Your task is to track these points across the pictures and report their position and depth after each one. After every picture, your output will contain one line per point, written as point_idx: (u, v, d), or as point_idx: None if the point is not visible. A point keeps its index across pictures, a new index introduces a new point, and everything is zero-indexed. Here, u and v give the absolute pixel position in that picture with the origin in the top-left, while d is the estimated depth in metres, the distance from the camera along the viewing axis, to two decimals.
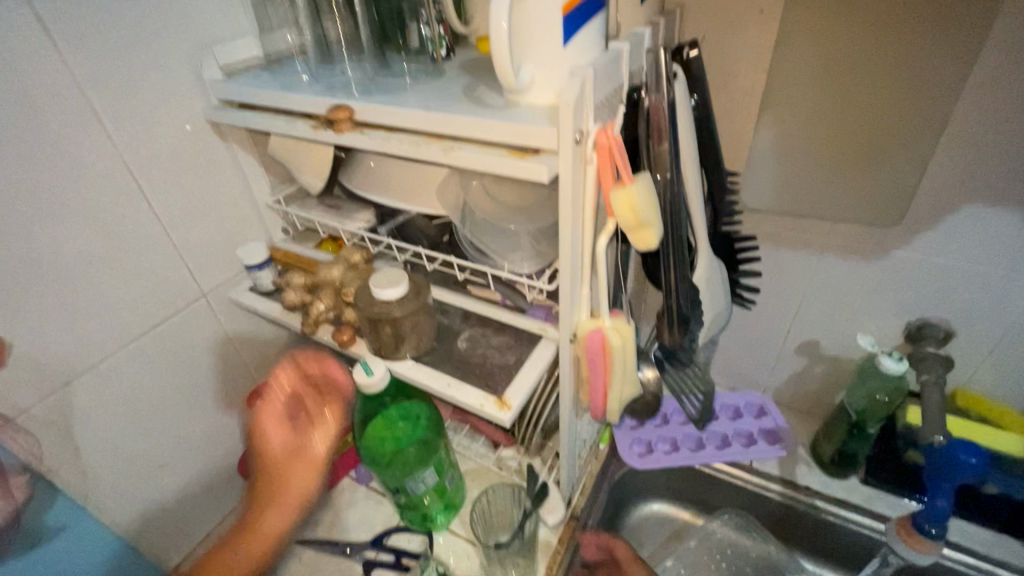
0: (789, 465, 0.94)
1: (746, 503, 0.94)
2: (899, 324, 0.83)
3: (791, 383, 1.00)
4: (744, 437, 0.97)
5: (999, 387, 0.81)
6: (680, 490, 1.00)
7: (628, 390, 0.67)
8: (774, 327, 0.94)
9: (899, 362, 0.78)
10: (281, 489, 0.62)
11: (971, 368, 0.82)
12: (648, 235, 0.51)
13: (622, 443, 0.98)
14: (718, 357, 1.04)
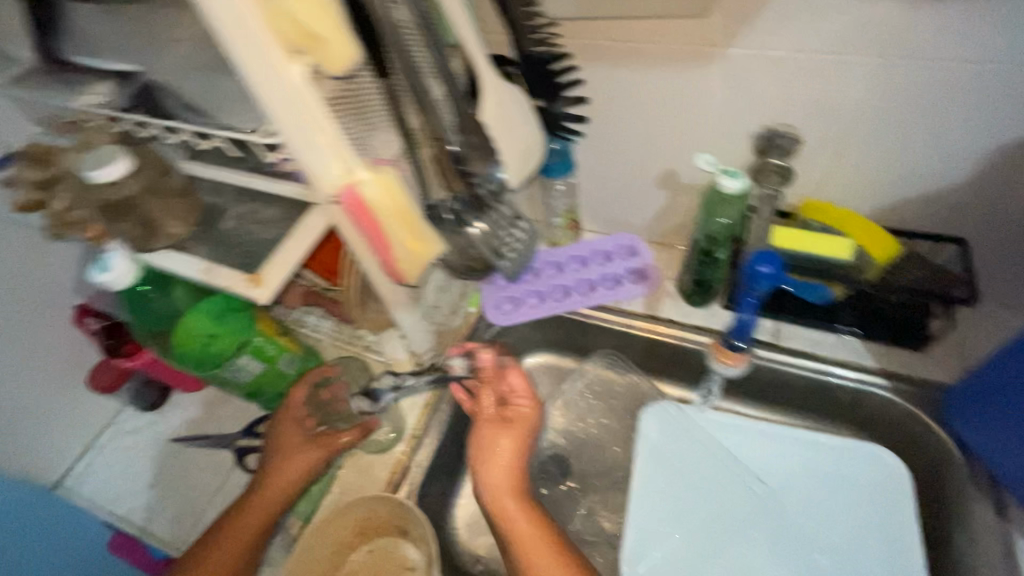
0: (654, 302, 0.93)
1: (616, 343, 0.95)
2: (746, 137, 0.76)
3: (659, 219, 0.96)
4: (611, 280, 0.95)
5: (846, 190, 0.78)
6: (556, 340, 1.00)
7: (423, 246, 0.60)
8: (630, 161, 0.87)
9: (737, 179, 0.72)
10: (280, 466, 0.72)
11: (818, 174, 0.77)
12: (325, 46, 0.45)
13: (489, 302, 0.95)
14: (587, 203, 0.98)
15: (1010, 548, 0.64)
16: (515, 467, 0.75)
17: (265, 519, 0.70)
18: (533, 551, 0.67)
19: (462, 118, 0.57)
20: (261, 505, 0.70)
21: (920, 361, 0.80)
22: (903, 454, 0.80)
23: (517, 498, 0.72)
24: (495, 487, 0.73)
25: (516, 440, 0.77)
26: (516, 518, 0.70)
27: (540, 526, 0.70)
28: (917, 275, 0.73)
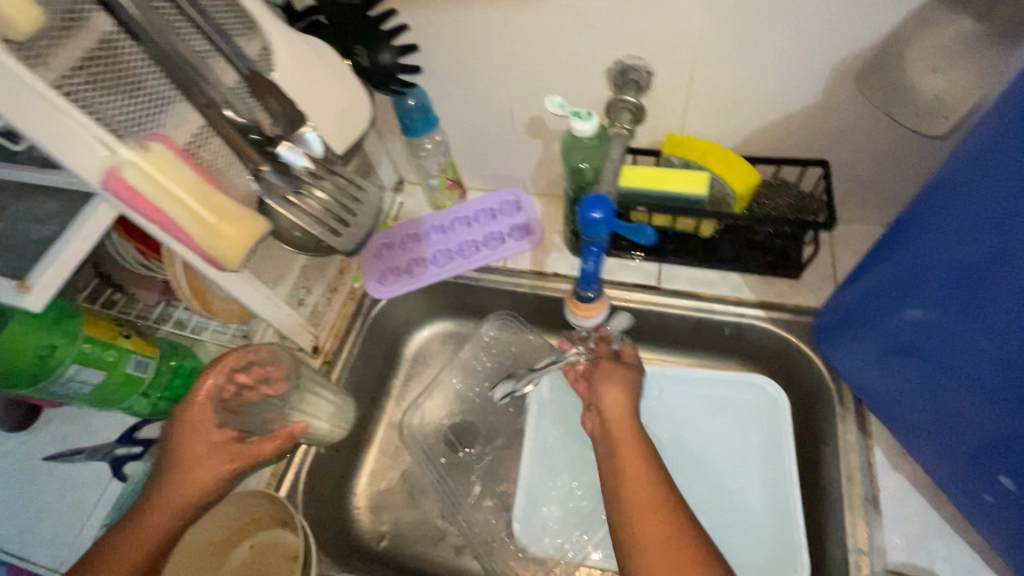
0: (541, 257, 0.90)
1: (507, 303, 0.92)
2: (601, 72, 0.71)
3: (539, 170, 0.91)
4: (494, 239, 0.92)
5: (708, 119, 0.74)
6: (450, 307, 0.97)
7: (238, 218, 0.54)
8: (493, 109, 0.81)
9: (589, 119, 0.68)
10: (187, 482, 0.61)
11: (678, 106, 0.73)
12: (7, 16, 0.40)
13: (372, 276, 0.91)
14: (465, 160, 0.93)
15: (868, 460, 0.66)
16: (620, 423, 0.65)
17: (164, 543, 0.60)
18: (643, 521, 0.55)
19: (253, 83, 0.54)
20: (158, 525, 0.60)
21: (796, 289, 0.80)
22: (785, 382, 0.81)
23: (632, 428, 0.64)
24: (616, 434, 0.64)
25: (622, 386, 0.69)
26: (645, 520, 0.55)
27: (654, 489, 0.58)
28: (777, 203, 0.75)
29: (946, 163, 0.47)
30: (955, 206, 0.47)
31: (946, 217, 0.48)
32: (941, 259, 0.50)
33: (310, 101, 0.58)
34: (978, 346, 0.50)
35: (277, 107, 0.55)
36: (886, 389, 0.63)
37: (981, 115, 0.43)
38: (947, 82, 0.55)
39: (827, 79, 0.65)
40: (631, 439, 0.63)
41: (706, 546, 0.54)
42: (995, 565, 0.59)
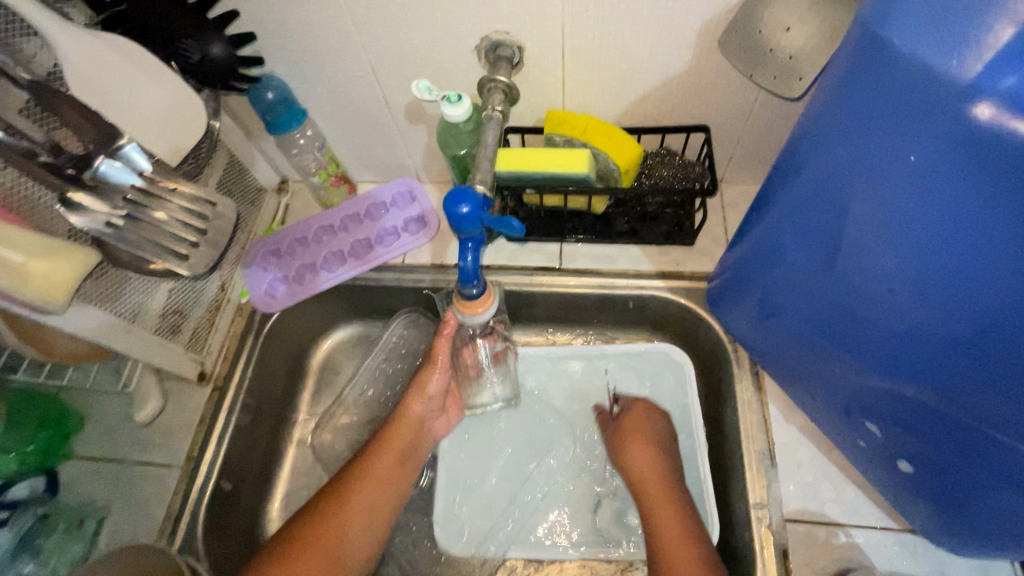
0: (440, 248, 0.86)
1: (412, 300, 0.88)
2: (469, 50, 0.67)
3: (429, 157, 0.86)
4: (388, 234, 0.86)
5: (588, 92, 0.72)
6: (353, 311, 0.91)
7: (57, 251, 0.49)
8: (366, 97, 0.75)
9: (459, 103, 0.64)
10: (407, 419, 0.74)
11: (556, 81, 0.70)
12: None
13: (260, 288, 0.84)
14: (348, 152, 0.87)
15: (763, 416, 0.69)
16: (638, 462, 0.70)
17: (389, 473, 0.71)
18: (673, 544, 0.62)
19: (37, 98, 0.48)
20: (384, 469, 0.71)
21: (692, 256, 0.81)
22: (690, 347, 0.83)
23: (666, 484, 0.67)
24: (649, 491, 0.67)
25: (643, 442, 0.72)
26: (670, 525, 0.63)
27: (683, 518, 0.64)
28: (664, 173, 0.75)
29: (802, 126, 0.47)
30: (809, 170, 0.47)
31: (801, 181, 0.48)
32: (801, 223, 0.51)
33: (122, 113, 0.53)
34: (831, 305, 0.51)
35: (78, 123, 0.50)
36: (768, 347, 0.65)
37: (825, 79, 0.44)
38: (799, 42, 0.54)
39: (694, 45, 0.64)
40: (665, 497, 0.66)
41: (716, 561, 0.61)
42: (876, 499, 0.63)
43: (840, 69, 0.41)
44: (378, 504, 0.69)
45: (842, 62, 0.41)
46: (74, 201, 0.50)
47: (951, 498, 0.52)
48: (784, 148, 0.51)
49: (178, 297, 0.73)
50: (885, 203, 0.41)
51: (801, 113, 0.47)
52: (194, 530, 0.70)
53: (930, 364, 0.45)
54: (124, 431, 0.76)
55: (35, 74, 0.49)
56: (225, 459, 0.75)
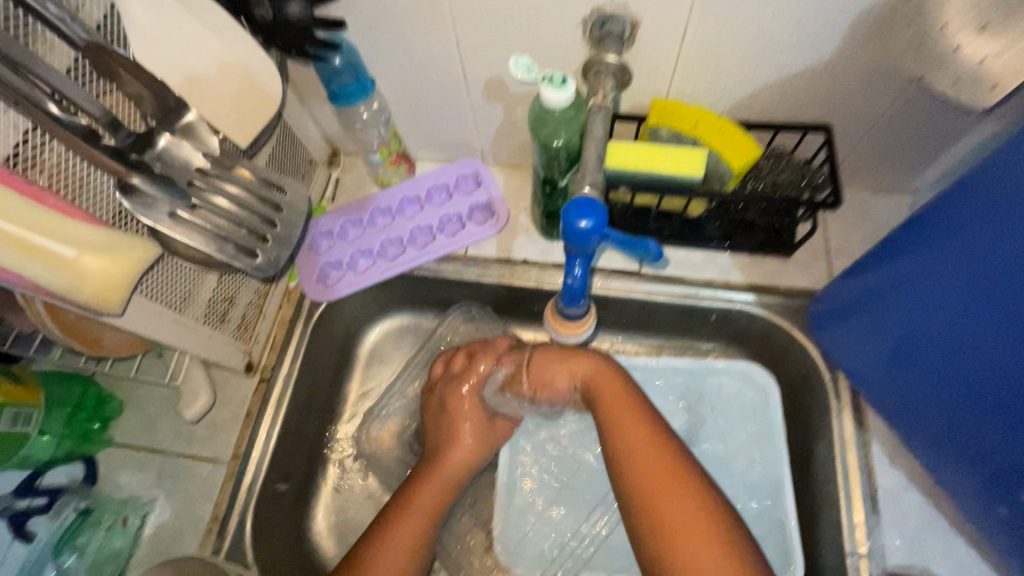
0: (507, 241, 0.78)
1: (471, 295, 0.81)
2: (575, 24, 0.57)
3: (500, 140, 0.77)
4: (451, 222, 0.79)
5: (701, 79, 0.62)
6: (406, 301, 0.84)
7: (122, 248, 0.43)
8: (442, 68, 0.66)
9: (563, 86, 0.55)
10: (448, 462, 0.67)
11: (668, 65, 0.61)
12: None
13: (310, 273, 0.78)
14: (411, 128, 0.78)
15: (865, 458, 0.64)
16: (600, 376, 0.62)
17: (425, 527, 0.62)
18: (641, 452, 0.54)
19: (92, 60, 0.42)
20: (426, 499, 0.64)
21: (789, 270, 0.73)
22: (773, 366, 0.76)
23: (621, 391, 0.60)
24: (608, 404, 0.59)
25: (577, 359, 0.64)
26: (646, 454, 0.54)
27: (652, 434, 0.55)
28: (774, 178, 0.66)
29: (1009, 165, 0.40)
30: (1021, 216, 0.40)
31: (1005, 224, 0.41)
32: (989, 269, 0.44)
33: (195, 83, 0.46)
34: (1010, 356, 0.44)
35: (138, 92, 0.45)
36: (891, 392, 0.59)
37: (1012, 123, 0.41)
38: (998, 45, 0.46)
39: (845, 36, 0.54)
40: (625, 406, 0.58)
41: (733, 530, 0.50)
42: (988, 558, 0.59)
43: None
44: (414, 546, 0.61)
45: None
46: (134, 185, 0.45)
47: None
48: (969, 185, 0.44)
49: (227, 282, 0.66)
50: None
51: (1004, 151, 0.40)
52: (243, 534, 0.66)
53: None
54: (167, 422, 0.71)
55: (91, 31, 0.41)
56: (274, 457, 0.71)
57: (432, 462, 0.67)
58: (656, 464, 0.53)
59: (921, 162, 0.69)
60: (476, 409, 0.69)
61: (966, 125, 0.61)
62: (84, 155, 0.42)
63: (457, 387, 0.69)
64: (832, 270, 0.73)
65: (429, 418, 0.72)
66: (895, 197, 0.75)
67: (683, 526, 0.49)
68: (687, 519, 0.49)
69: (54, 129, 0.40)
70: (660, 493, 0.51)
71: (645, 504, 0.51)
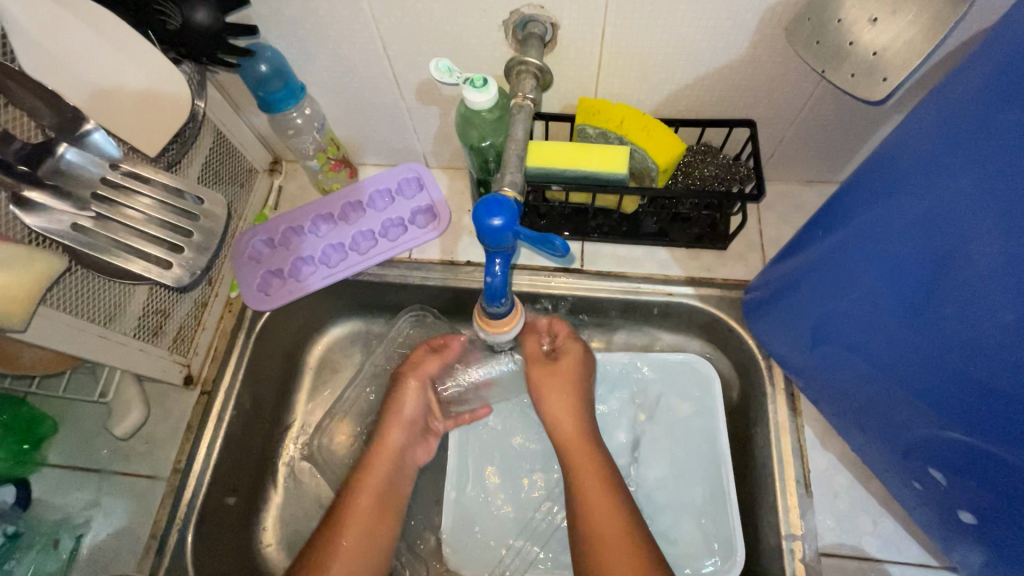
0: (451, 243, 0.79)
1: (418, 298, 0.81)
2: (496, 26, 0.58)
3: (440, 143, 0.78)
4: (395, 226, 0.79)
5: (626, 78, 0.64)
6: (354, 307, 0.84)
7: (25, 267, 0.43)
8: (372, 71, 0.66)
9: (485, 88, 0.55)
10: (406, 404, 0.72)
11: (591, 64, 0.62)
12: None
13: (251, 281, 0.77)
14: (349, 133, 0.78)
15: (799, 442, 0.65)
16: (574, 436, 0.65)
17: (376, 500, 0.66)
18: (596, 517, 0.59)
19: None
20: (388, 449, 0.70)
21: (725, 261, 0.75)
22: (715, 357, 0.78)
23: (587, 446, 0.64)
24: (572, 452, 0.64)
25: (569, 396, 0.67)
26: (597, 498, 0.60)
27: (609, 482, 0.61)
28: (703, 172, 0.67)
29: (917, 142, 0.43)
30: (917, 190, 0.43)
31: (899, 200, 0.45)
32: (906, 256, 0.45)
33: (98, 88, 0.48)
34: (921, 344, 0.46)
35: (33, 105, 0.45)
36: (813, 375, 0.61)
37: (936, 95, 0.42)
38: (887, 36, 0.49)
39: (755, 33, 0.56)
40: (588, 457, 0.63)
41: (638, 530, 0.58)
42: (914, 532, 0.61)
43: (980, 84, 0.38)
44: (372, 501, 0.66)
45: (987, 73, 0.37)
46: (31, 199, 0.45)
47: (1004, 562, 0.48)
48: (881, 164, 0.47)
49: (160, 295, 0.65)
50: (961, 219, 0.40)
51: (947, 133, 0.40)
52: (184, 551, 0.65)
53: (986, 353, 0.40)
54: (103, 440, 0.70)
55: None
56: (216, 471, 0.69)
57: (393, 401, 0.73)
58: (611, 517, 0.58)
59: (845, 153, 0.71)
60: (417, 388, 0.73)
61: (880, 116, 0.64)
62: None
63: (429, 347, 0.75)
64: (766, 261, 0.74)
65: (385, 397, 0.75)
66: (824, 188, 0.78)
67: (607, 549, 0.57)
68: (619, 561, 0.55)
69: None
70: (603, 548, 0.57)
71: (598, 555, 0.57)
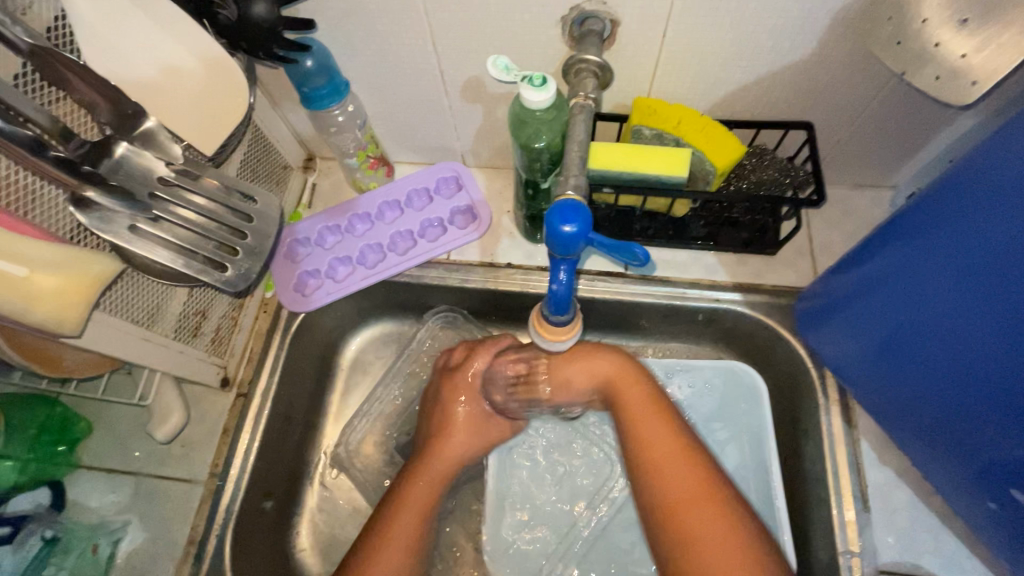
0: (490, 245, 0.77)
1: (455, 300, 0.79)
2: (554, 22, 0.56)
3: (481, 142, 0.76)
4: (432, 226, 0.77)
5: (682, 77, 0.61)
6: (388, 308, 0.82)
7: (83, 268, 0.42)
8: (419, 68, 0.64)
9: (545, 87, 0.53)
10: (457, 414, 0.67)
11: (649, 64, 0.60)
12: None
13: (287, 281, 0.75)
14: (388, 130, 0.76)
15: (854, 455, 0.64)
16: (626, 382, 0.62)
17: (425, 517, 0.61)
18: (659, 461, 0.55)
19: (38, 66, 0.40)
20: (442, 467, 0.65)
21: (774, 268, 0.72)
22: (761, 366, 0.76)
23: (640, 392, 0.61)
24: (631, 407, 0.60)
25: (582, 364, 0.64)
26: (665, 452, 0.55)
27: (681, 445, 0.56)
28: (758, 175, 0.65)
29: (1008, 156, 0.39)
30: (1017, 207, 0.40)
31: (997, 212, 0.41)
32: (1013, 266, 0.41)
33: (148, 78, 0.46)
34: None
35: (92, 100, 0.44)
36: (879, 389, 0.59)
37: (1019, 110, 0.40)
38: (975, 41, 0.47)
39: (826, 32, 0.54)
40: (652, 412, 0.58)
41: (749, 525, 0.51)
42: (975, 550, 0.59)
43: None
44: (427, 515, 0.62)
45: None
46: (89, 199, 0.45)
47: None
48: (959, 177, 0.44)
49: (199, 296, 0.63)
50: None
51: None
52: (223, 557, 0.63)
53: None
54: (138, 441, 0.68)
55: (35, 33, 0.39)
56: (254, 475, 0.68)
57: (439, 409, 0.69)
58: (688, 484, 0.53)
59: (901, 157, 0.69)
60: (475, 398, 0.68)
61: (947, 119, 0.61)
62: (34, 169, 0.41)
63: (473, 358, 0.69)
64: (816, 267, 0.72)
65: (428, 404, 0.71)
66: (876, 193, 0.75)
67: (701, 526, 0.50)
68: (715, 542, 0.49)
69: (12, 151, 0.39)
70: (688, 524, 0.51)
71: (679, 525, 0.51)
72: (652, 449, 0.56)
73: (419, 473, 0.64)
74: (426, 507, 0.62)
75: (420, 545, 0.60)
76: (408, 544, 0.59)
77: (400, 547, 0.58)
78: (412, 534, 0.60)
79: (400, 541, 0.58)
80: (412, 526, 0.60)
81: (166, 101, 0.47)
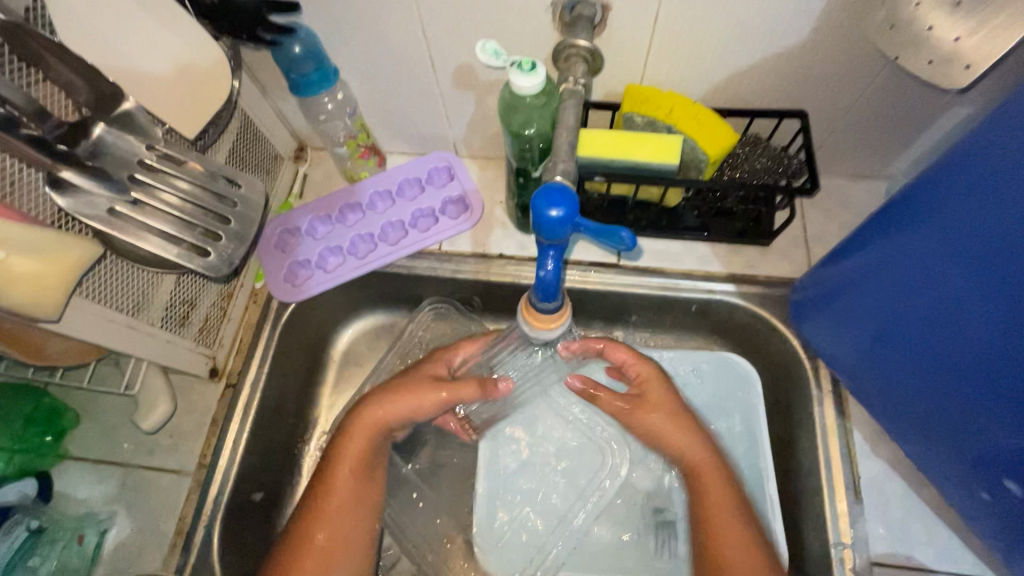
0: (482, 235, 0.76)
1: (448, 291, 0.78)
2: (544, 8, 0.55)
3: (473, 131, 0.75)
4: (424, 216, 0.76)
5: (675, 64, 0.61)
6: (379, 300, 0.82)
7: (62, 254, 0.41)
8: (409, 55, 0.63)
9: (534, 71, 0.53)
10: (411, 374, 0.67)
11: (641, 50, 0.59)
12: None
13: (277, 271, 0.74)
14: (380, 119, 0.75)
15: (847, 447, 0.63)
16: (705, 464, 0.62)
17: (358, 472, 0.62)
18: (719, 531, 0.58)
19: (15, 46, 0.40)
20: (377, 419, 0.64)
21: (768, 258, 0.72)
22: (755, 358, 0.75)
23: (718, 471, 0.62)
24: (707, 484, 0.61)
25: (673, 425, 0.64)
26: (721, 525, 0.59)
27: (737, 520, 0.59)
28: (751, 164, 0.65)
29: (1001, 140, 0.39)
30: (1008, 191, 0.39)
31: (988, 197, 0.40)
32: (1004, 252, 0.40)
33: (131, 63, 0.46)
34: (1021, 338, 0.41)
35: (69, 80, 0.43)
36: (872, 379, 0.59)
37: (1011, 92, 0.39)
38: (969, 24, 0.46)
39: (819, 17, 0.53)
40: (719, 485, 0.61)
41: None
42: (968, 542, 0.59)
43: None
44: (365, 471, 0.63)
45: None
46: (66, 180, 0.44)
47: None
48: (951, 162, 0.43)
49: (187, 285, 0.63)
50: None
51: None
52: (211, 548, 0.63)
53: None
54: (127, 432, 0.68)
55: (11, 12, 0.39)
56: (243, 466, 0.67)
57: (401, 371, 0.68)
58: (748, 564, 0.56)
59: (897, 146, 0.69)
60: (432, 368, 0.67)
61: (942, 107, 0.61)
62: (10, 150, 0.41)
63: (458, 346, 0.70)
64: (811, 258, 0.72)
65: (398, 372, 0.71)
66: (872, 183, 0.75)
67: None
68: None
69: None
70: None
71: None
72: (715, 519, 0.59)
73: (355, 429, 0.63)
74: (360, 462, 0.63)
75: (360, 505, 0.62)
76: (347, 505, 0.61)
77: (340, 513, 0.61)
78: (349, 496, 0.62)
79: (338, 504, 0.61)
80: (347, 486, 0.62)
81: (148, 85, 0.47)
